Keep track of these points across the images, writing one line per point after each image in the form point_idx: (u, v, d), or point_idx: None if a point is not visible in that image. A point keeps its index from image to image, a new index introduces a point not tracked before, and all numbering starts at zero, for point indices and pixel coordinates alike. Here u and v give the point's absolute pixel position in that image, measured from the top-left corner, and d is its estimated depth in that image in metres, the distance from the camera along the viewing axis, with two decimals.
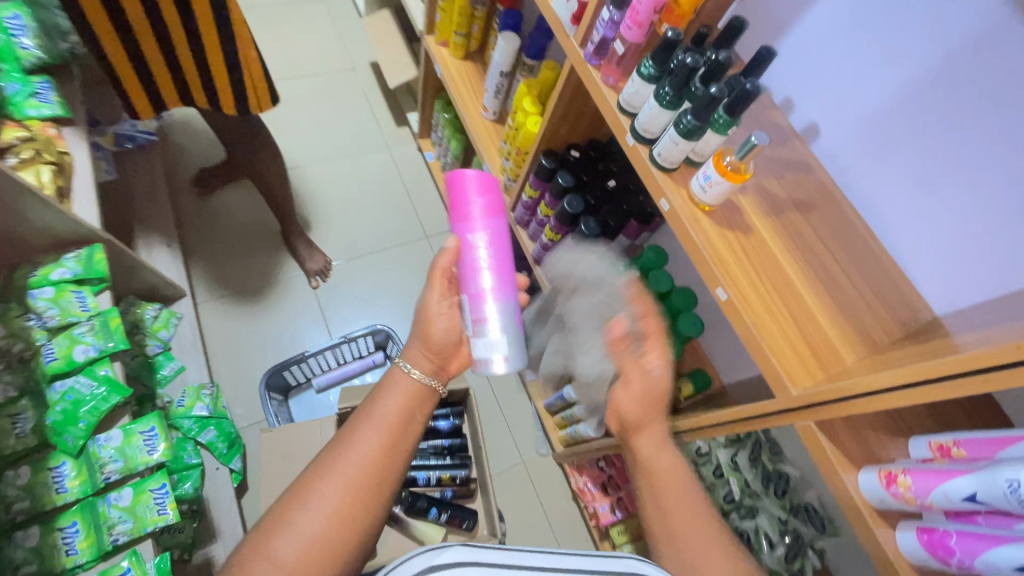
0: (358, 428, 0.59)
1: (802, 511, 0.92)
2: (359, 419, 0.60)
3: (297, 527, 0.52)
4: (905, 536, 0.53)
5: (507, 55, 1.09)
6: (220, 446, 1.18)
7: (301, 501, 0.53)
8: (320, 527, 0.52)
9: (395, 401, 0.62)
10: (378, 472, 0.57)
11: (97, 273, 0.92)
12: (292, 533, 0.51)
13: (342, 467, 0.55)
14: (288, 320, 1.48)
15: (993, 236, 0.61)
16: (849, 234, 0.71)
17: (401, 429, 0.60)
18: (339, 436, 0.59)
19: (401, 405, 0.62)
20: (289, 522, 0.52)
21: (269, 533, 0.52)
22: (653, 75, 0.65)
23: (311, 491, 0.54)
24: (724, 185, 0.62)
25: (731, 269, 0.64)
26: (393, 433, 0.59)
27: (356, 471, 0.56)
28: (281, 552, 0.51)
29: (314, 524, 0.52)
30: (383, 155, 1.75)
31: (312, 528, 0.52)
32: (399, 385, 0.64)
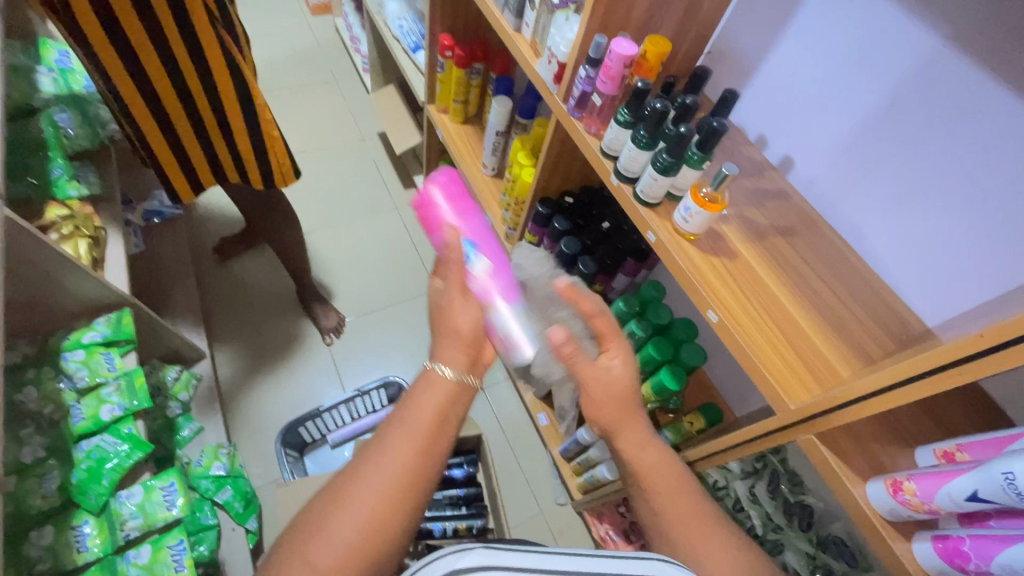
0: (392, 431, 0.58)
1: (831, 544, 0.87)
2: (394, 422, 0.59)
3: (333, 531, 0.52)
4: (922, 546, 0.52)
5: (501, 116, 1.19)
6: (237, 505, 1.18)
7: (334, 507, 0.53)
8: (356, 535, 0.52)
9: (428, 405, 0.60)
10: (410, 479, 0.56)
11: (125, 335, 0.98)
12: (327, 537, 0.52)
13: (374, 475, 0.55)
14: (305, 377, 1.52)
15: (967, 246, 0.63)
16: (832, 255, 0.74)
17: (435, 432, 0.59)
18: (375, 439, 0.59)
19: (435, 407, 0.60)
20: (323, 526, 0.52)
21: (305, 537, 0.52)
22: (629, 121, 0.72)
23: (345, 497, 0.54)
24: (703, 214, 0.67)
25: (720, 292, 0.67)
26: (425, 439, 0.58)
27: (386, 480, 0.54)
28: (317, 556, 0.51)
29: (348, 529, 0.52)
30: (393, 216, 1.85)
31: (348, 533, 0.52)
32: (433, 387, 0.62)
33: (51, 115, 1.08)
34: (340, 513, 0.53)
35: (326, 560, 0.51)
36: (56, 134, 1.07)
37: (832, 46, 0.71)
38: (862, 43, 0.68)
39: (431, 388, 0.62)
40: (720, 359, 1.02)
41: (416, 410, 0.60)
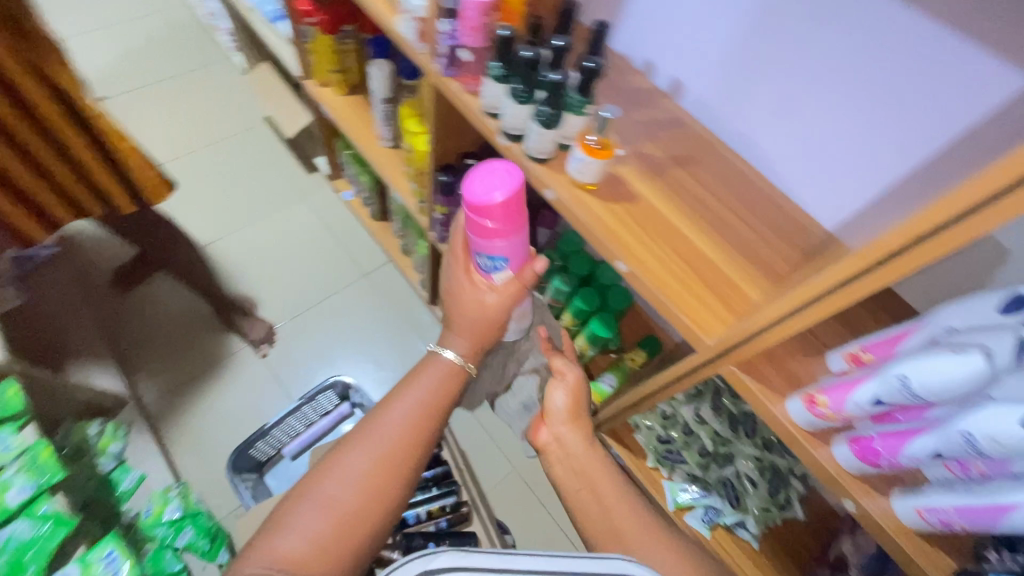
0: (383, 421, 0.73)
1: (775, 443, 0.95)
2: (383, 414, 0.74)
3: (322, 500, 0.65)
4: (841, 450, 0.54)
5: (383, 82, 1.09)
6: (202, 543, 1.13)
7: (318, 482, 0.66)
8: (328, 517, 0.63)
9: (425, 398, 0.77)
10: (387, 471, 0.69)
11: (10, 410, 0.80)
12: (295, 529, 0.62)
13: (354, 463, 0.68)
14: (246, 396, 1.44)
15: (853, 145, 0.64)
16: (732, 177, 0.73)
17: (403, 443, 0.71)
18: (363, 428, 0.73)
19: (403, 424, 0.73)
20: (310, 495, 0.65)
21: (274, 528, 0.62)
22: (502, 74, 0.66)
23: (326, 480, 0.66)
24: (594, 163, 0.64)
25: (627, 240, 0.65)
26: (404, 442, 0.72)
27: (376, 460, 0.69)
28: (285, 547, 0.60)
29: (332, 498, 0.65)
30: (303, 207, 1.72)
31: (314, 525, 0.62)
32: (430, 372, 0.80)
33: None
34: (320, 496, 0.65)
35: (293, 549, 0.60)
36: None
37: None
38: None
39: (433, 370, 0.80)
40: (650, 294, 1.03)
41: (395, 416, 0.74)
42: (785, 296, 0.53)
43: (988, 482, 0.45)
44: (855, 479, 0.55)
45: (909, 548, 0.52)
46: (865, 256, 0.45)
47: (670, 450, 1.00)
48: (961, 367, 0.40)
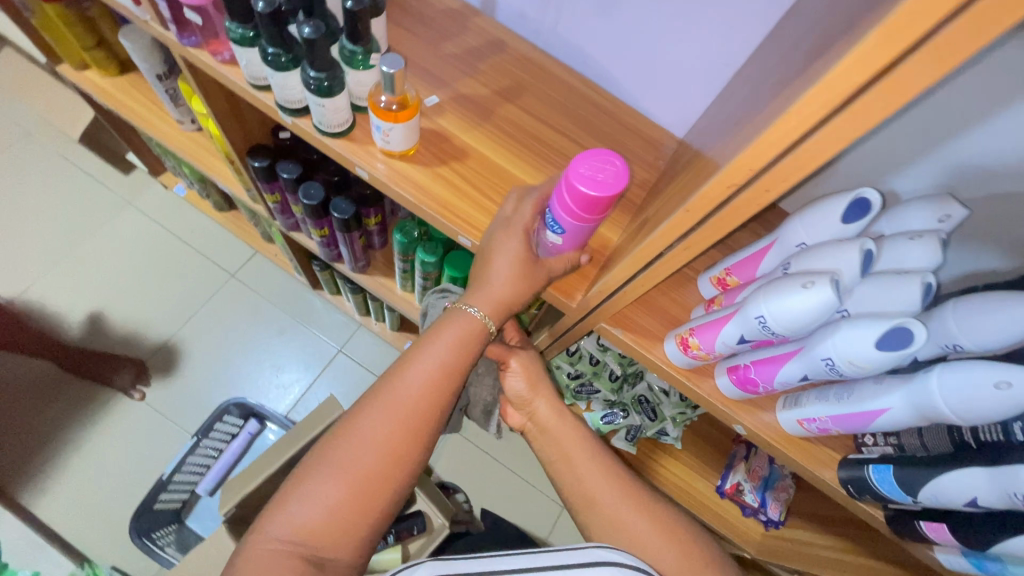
0: (408, 370, 0.51)
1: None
2: (404, 363, 0.52)
3: (331, 471, 0.47)
4: (723, 380, 0.52)
5: (144, 54, 0.84)
6: None
7: (338, 438, 0.49)
8: (339, 496, 0.47)
9: (466, 339, 0.53)
10: (411, 434, 0.50)
11: None
12: (309, 498, 0.46)
13: (367, 428, 0.49)
14: (135, 446, 1.27)
15: (683, 39, 0.56)
16: (570, 99, 0.64)
17: (442, 385, 0.51)
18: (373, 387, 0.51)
19: (445, 357, 0.52)
20: (314, 471, 0.47)
21: (289, 490, 0.47)
22: (249, 36, 0.50)
23: (349, 435, 0.48)
24: (398, 130, 0.52)
25: (462, 208, 0.56)
26: (427, 397, 0.51)
27: (402, 422, 0.49)
28: (299, 517, 0.46)
29: (338, 484, 0.47)
30: (131, 216, 1.45)
31: (331, 492, 0.46)
32: (459, 320, 0.54)
33: None
34: (329, 471, 0.47)
35: (307, 521, 0.45)
36: None
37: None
38: None
39: (457, 327, 0.53)
40: None
41: (419, 365, 0.51)
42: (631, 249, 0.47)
43: (852, 391, 0.45)
44: (741, 404, 0.53)
45: (798, 456, 0.52)
46: (682, 225, 0.37)
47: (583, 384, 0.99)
48: (812, 304, 0.36)
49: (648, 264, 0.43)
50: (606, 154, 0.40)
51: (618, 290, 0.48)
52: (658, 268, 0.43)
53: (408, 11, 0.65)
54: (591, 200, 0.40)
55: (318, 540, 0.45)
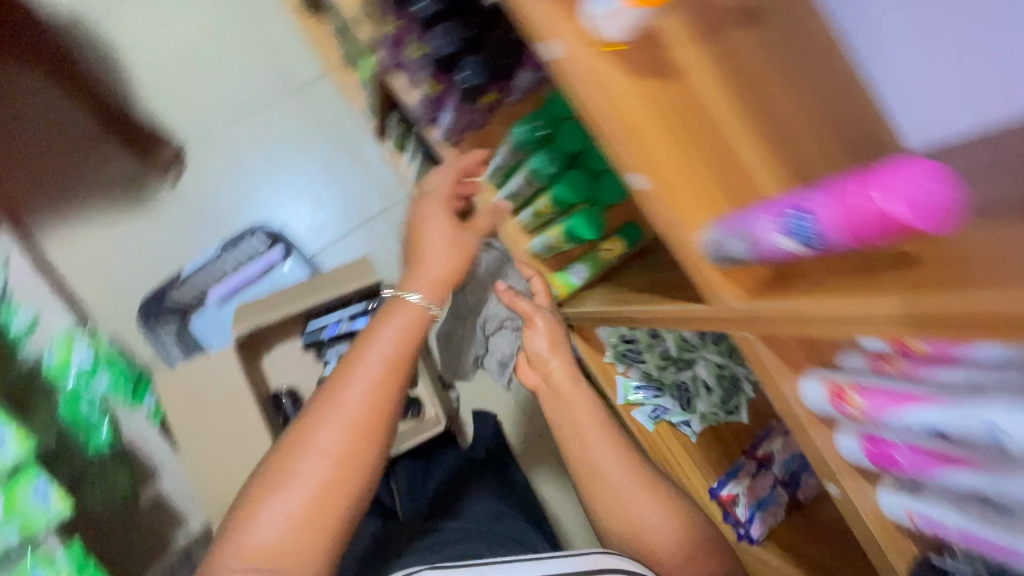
0: (347, 384, 0.57)
1: (733, 354, 0.89)
2: (342, 384, 0.58)
3: (314, 444, 0.55)
4: (847, 441, 0.46)
5: None
6: (125, 390, 1.06)
7: (294, 455, 0.54)
8: (328, 466, 0.54)
9: (389, 336, 0.60)
10: (386, 404, 0.58)
11: None
12: (275, 514, 0.53)
13: (349, 402, 0.56)
14: (160, 232, 1.23)
15: None
16: (823, 47, 0.50)
17: (374, 423, 0.57)
18: (337, 372, 0.59)
19: (376, 376, 0.58)
20: (309, 441, 0.55)
21: (247, 519, 0.53)
22: None
23: (298, 458, 0.54)
24: (630, 15, 0.42)
25: (647, 140, 0.45)
26: (392, 374, 0.59)
27: (352, 432, 0.56)
28: (263, 534, 0.52)
29: (333, 444, 0.55)
30: None
31: (289, 507, 0.53)
32: (389, 320, 0.61)
33: None
34: (286, 487, 0.53)
35: (273, 534, 0.52)
36: None
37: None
38: None
39: (396, 323, 0.61)
40: None
41: (384, 342, 0.60)
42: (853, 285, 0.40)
43: (1009, 518, 0.39)
44: (851, 472, 0.48)
45: (879, 538, 0.49)
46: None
47: (632, 346, 0.91)
48: None
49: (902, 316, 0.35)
50: (936, 175, 0.32)
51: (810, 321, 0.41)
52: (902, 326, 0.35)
53: None
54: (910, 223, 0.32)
55: (276, 560, 0.52)
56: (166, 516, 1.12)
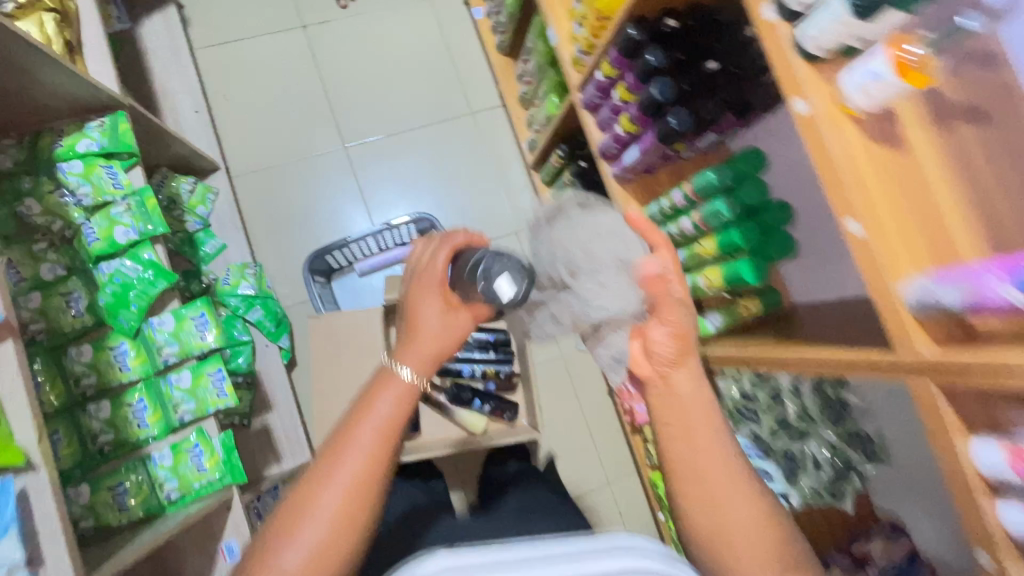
0: (330, 479, 0.49)
1: (854, 439, 0.89)
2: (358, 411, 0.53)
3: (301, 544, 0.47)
4: (1014, 511, 0.49)
5: None
6: (268, 325, 1.19)
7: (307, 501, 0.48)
8: (326, 529, 0.48)
9: (380, 411, 0.53)
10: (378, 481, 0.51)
11: (125, 147, 0.84)
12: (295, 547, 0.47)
13: (350, 476, 0.49)
14: (324, 202, 1.34)
15: None
16: None
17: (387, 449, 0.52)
18: (300, 493, 0.49)
19: (387, 420, 0.52)
20: (306, 509, 0.48)
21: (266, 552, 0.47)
22: None
23: (311, 499, 0.48)
24: (894, 86, 0.47)
25: (872, 196, 0.51)
26: (388, 443, 0.52)
27: (358, 487, 0.50)
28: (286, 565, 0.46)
29: (332, 510, 0.48)
30: (424, 10, 1.44)
31: (311, 538, 0.47)
32: (386, 390, 0.54)
33: None
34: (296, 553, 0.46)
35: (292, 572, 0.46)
36: None
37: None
38: None
39: (387, 386, 0.54)
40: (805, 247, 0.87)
41: (376, 411, 0.53)
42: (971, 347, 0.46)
43: None
44: (1010, 546, 0.49)
45: None
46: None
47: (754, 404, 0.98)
48: None
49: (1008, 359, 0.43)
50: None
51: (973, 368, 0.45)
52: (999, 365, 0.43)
53: None
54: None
55: None
56: (269, 450, 1.18)
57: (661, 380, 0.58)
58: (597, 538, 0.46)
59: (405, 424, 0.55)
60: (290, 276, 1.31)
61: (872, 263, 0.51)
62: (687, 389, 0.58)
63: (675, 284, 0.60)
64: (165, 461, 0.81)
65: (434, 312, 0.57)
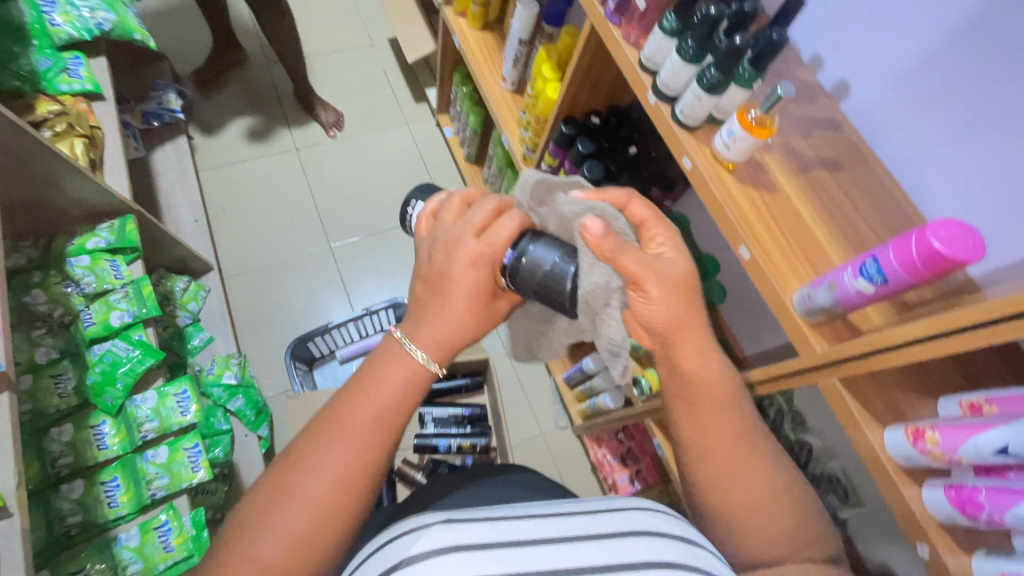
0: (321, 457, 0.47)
1: (826, 481, 0.89)
2: (360, 388, 0.51)
3: (278, 531, 0.45)
4: (932, 493, 0.52)
5: (525, 23, 1.03)
6: (249, 413, 1.21)
7: (291, 476, 0.47)
8: (307, 514, 0.46)
9: (384, 387, 0.51)
10: (370, 466, 0.49)
11: (129, 243, 0.96)
12: (271, 533, 0.45)
13: (343, 450, 0.48)
14: (309, 295, 1.45)
15: (1002, 187, 0.56)
16: (880, 194, 0.65)
17: (383, 433, 0.49)
18: (289, 475, 0.47)
19: (388, 401, 0.50)
20: (290, 488, 0.46)
21: (242, 541, 0.45)
22: (676, 29, 0.65)
23: (294, 483, 0.47)
24: (748, 141, 0.61)
25: (755, 226, 0.62)
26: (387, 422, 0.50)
27: (347, 471, 0.48)
28: (258, 557, 0.44)
29: (318, 489, 0.46)
30: (402, 132, 1.68)
31: (289, 524, 0.45)
32: (391, 368, 0.51)
33: None
34: (273, 534, 0.45)
35: (265, 559, 0.44)
36: (41, 20, 1.04)
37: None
38: None
39: (392, 362, 0.52)
40: (740, 297, 0.96)
41: (377, 388, 0.51)
42: (863, 338, 0.53)
43: None
44: (940, 530, 0.52)
45: None
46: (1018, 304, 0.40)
47: None
48: None
49: (897, 344, 0.49)
50: (966, 228, 0.44)
51: (879, 350, 0.51)
52: (900, 352, 0.49)
53: (781, 72, 0.73)
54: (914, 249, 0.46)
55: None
56: None
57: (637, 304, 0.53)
58: (613, 514, 0.45)
59: (409, 408, 0.52)
60: (273, 367, 1.36)
61: (764, 276, 0.60)
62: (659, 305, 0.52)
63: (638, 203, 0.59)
64: (131, 541, 0.79)
65: (470, 285, 0.53)
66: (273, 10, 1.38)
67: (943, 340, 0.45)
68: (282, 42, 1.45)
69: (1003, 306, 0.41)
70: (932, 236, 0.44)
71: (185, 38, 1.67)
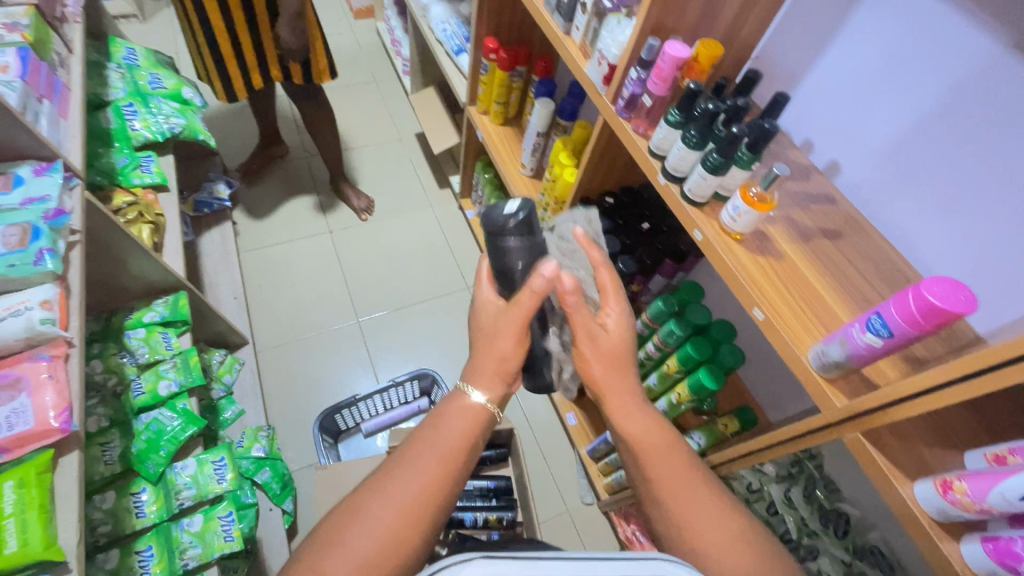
0: (394, 480, 0.56)
1: (869, 553, 0.86)
2: (435, 426, 0.61)
3: (346, 547, 0.51)
4: (971, 547, 0.51)
5: (542, 118, 1.17)
6: (274, 487, 1.20)
7: (369, 497, 0.55)
8: (382, 529, 0.53)
9: (452, 424, 0.61)
10: (441, 490, 0.56)
11: (181, 317, 1.04)
12: (343, 551, 0.51)
13: (411, 479, 0.56)
14: (337, 368, 1.49)
15: (1003, 247, 0.61)
16: (880, 259, 0.71)
17: (457, 460, 0.58)
18: (362, 498, 0.55)
19: (462, 432, 0.60)
20: (355, 513, 0.54)
21: (319, 555, 0.51)
22: (679, 121, 0.75)
23: (365, 508, 0.54)
24: (751, 213, 0.68)
25: (767, 292, 0.67)
26: (455, 457, 0.59)
27: (416, 494, 0.55)
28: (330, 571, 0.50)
29: (387, 511, 0.53)
30: (427, 215, 1.81)
31: (366, 544, 0.52)
32: (456, 412, 0.62)
33: (120, 108, 1.22)
34: (346, 549, 0.51)
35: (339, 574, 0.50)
36: (124, 127, 1.20)
37: (886, 28, 0.67)
38: (897, 54, 0.66)
39: (458, 408, 0.62)
40: (757, 361, 0.99)
41: (444, 430, 0.60)
42: (879, 390, 0.56)
43: None
44: None
45: None
46: (1009, 349, 0.44)
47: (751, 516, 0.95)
48: None
49: (909, 395, 0.52)
50: (957, 285, 0.49)
51: (897, 400, 0.54)
52: (914, 402, 0.52)
53: (776, 155, 0.82)
54: (909, 301, 0.51)
55: None
56: None
57: (598, 326, 0.66)
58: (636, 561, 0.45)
59: (474, 443, 0.61)
60: (299, 440, 1.38)
61: (779, 336, 0.64)
62: (613, 327, 0.67)
63: (609, 271, 0.70)
64: None
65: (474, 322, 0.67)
66: (318, 113, 1.57)
67: (950, 389, 0.49)
68: (323, 138, 1.62)
69: (1005, 347, 0.44)
70: (924, 291, 0.49)
71: (236, 137, 1.87)
